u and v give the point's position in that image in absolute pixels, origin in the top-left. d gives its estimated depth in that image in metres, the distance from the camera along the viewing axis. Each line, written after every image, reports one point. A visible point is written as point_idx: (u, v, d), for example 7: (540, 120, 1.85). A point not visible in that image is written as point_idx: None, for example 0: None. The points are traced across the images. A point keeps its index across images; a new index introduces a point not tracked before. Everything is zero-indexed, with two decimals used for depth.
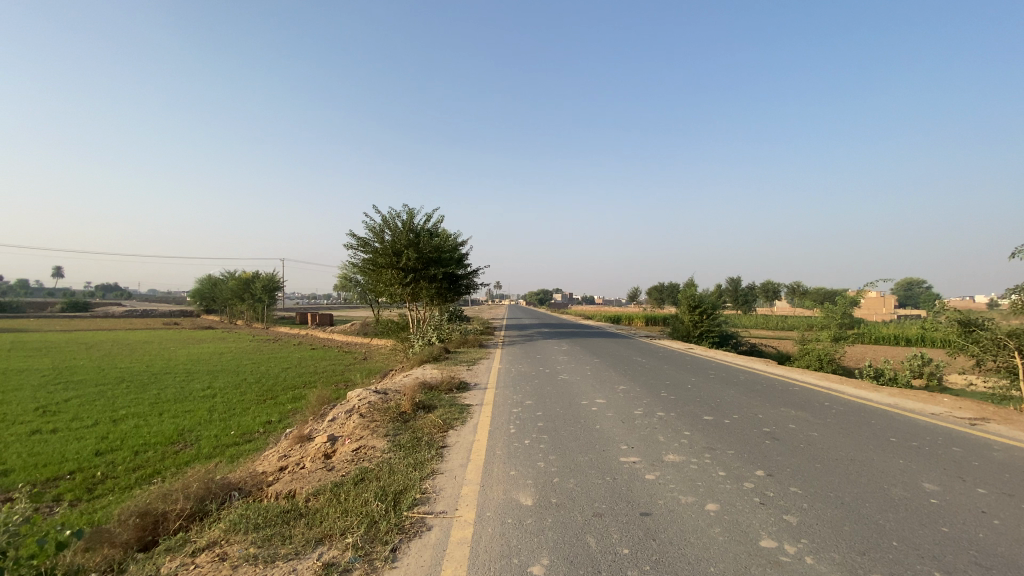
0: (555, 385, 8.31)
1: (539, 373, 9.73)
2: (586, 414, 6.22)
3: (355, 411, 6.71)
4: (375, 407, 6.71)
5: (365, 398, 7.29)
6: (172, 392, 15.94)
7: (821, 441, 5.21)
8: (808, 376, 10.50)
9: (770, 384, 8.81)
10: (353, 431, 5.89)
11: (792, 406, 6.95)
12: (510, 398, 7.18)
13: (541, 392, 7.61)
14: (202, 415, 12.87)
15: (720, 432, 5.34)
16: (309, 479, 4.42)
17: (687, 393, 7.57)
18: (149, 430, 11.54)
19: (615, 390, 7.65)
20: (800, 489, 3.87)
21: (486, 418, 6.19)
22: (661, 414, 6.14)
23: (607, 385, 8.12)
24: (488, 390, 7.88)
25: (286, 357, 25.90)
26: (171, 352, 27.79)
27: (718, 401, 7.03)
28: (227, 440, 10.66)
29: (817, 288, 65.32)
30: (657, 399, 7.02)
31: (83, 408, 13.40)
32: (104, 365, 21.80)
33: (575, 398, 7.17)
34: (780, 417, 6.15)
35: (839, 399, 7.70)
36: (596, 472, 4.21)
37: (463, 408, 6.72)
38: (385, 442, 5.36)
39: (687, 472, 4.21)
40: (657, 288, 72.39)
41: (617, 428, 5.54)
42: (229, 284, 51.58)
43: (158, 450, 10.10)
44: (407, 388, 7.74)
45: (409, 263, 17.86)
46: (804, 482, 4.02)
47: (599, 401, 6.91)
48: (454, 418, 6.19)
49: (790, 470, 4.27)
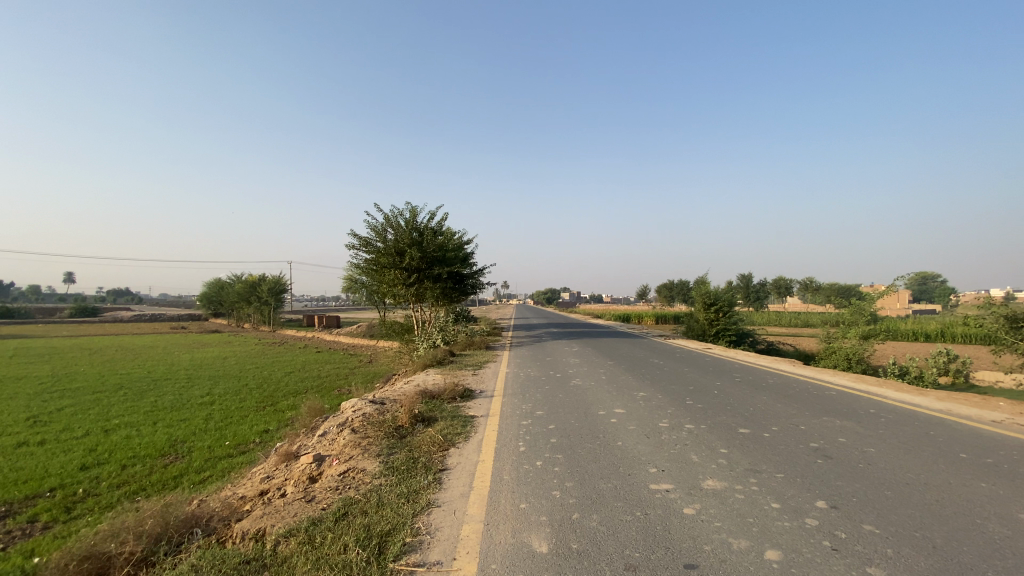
0: (568, 392, 7.62)
1: (549, 378, 9.02)
2: (604, 428, 5.51)
3: (348, 425, 6.06)
4: (369, 420, 6.06)
5: (360, 409, 6.65)
6: (170, 400, 15.48)
7: (881, 461, 4.45)
8: (840, 377, 9.70)
9: (803, 389, 8.05)
10: (342, 450, 5.24)
11: (835, 415, 6.20)
12: (519, 409, 6.50)
13: (553, 401, 6.90)
14: (197, 424, 12.38)
15: (762, 451, 4.62)
16: (284, 513, 3.77)
17: (714, 400, 6.85)
18: (141, 441, 11.04)
19: (635, 398, 6.93)
20: (873, 527, 3.17)
21: (492, 433, 5.50)
22: (689, 427, 5.43)
23: (625, 392, 7.41)
24: (495, 399, 7.20)
25: (291, 360, 25.45)
26: (175, 357, 27.49)
27: (751, 410, 6.28)
28: (219, 451, 10.12)
29: (832, 284, 63.90)
30: (683, 408, 6.31)
31: (75, 418, 12.96)
32: (104, 372, 21.41)
33: (590, 408, 6.47)
34: (826, 430, 5.41)
35: (885, 406, 6.91)
36: (623, 505, 3.51)
37: (467, 421, 6.05)
38: (377, 464, 4.69)
39: (733, 504, 3.50)
40: (667, 286, 71.31)
41: (642, 445, 4.84)
42: (236, 287, 51.37)
43: (146, 463, 9.58)
44: (407, 397, 7.08)
45: (413, 262, 17.19)
46: (876, 517, 3.31)
47: (617, 411, 6.21)
48: (456, 433, 5.51)
49: (855, 500, 3.57)
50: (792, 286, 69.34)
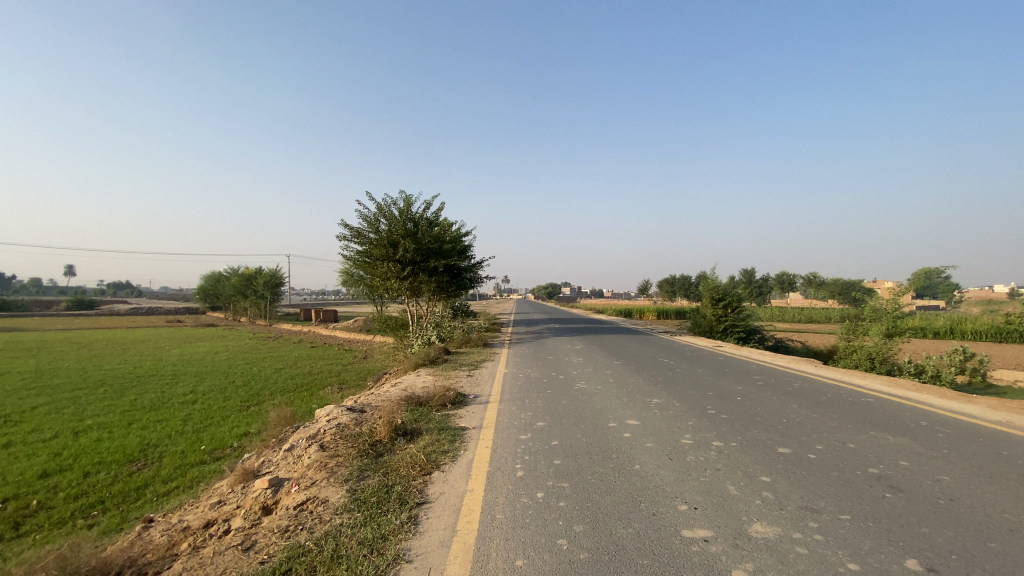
0: (573, 398, 6.76)
1: (551, 381, 8.12)
2: (618, 446, 4.65)
3: (317, 439, 5.20)
4: (343, 434, 5.20)
5: (335, 419, 5.79)
6: (150, 398, 14.64)
7: (964, 495, 3.60)
8: (871, 380, 8.80)
9: (836, 395, 7.19)
10: (306, 472, 4.39)
11: (883, 429, 5.33)
12: (517, 419, 5.66)
13: (555, 410, 6.03)
14: (174, 425, 11.57)
15: (813, 482, 3.77)
16: (211, 568, 2.93)
17: (741, 410, 6.00)
18: (110, 444, 10.21)
19: (648, 407, 6.08)
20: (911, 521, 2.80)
21: (485, 451, 4.66)
22: (719, 446, 4.58)
23: (636, 399, 6.57)
24: (490, 406, 6.35)
25: (284, 356, 24.67)
26: (165, 352, 26.67)
27: (785, 423, 5.44)
28: (191, 458, 9.25)
29: (835, 278, 62.99)
30: (706, 421, 5.46)
31: (47, 418, 12.17)
32: (89, 367, 20.61)
33: (599, 419, 5.62)
34: (880, 451, 4.56)
35: (934, 416, 6.04)
36: (651, 564, 2.66)
37: (456, 435, 5.20)
38: (341, 494, 3.84)
39: (798, 563, 2.65)
40: (669, 281, 70.56)
41: (666, 472, 4.00)
42: (232, 281, 50.50)
43: (107, 472, 8.69)
44: (390, 405, 6.21)
45: (408, 254, 16.31)
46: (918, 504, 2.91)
47: (631, 424, 5.36)
48: (442, 451, 4.65)
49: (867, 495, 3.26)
50: (795, 281, 68.33)
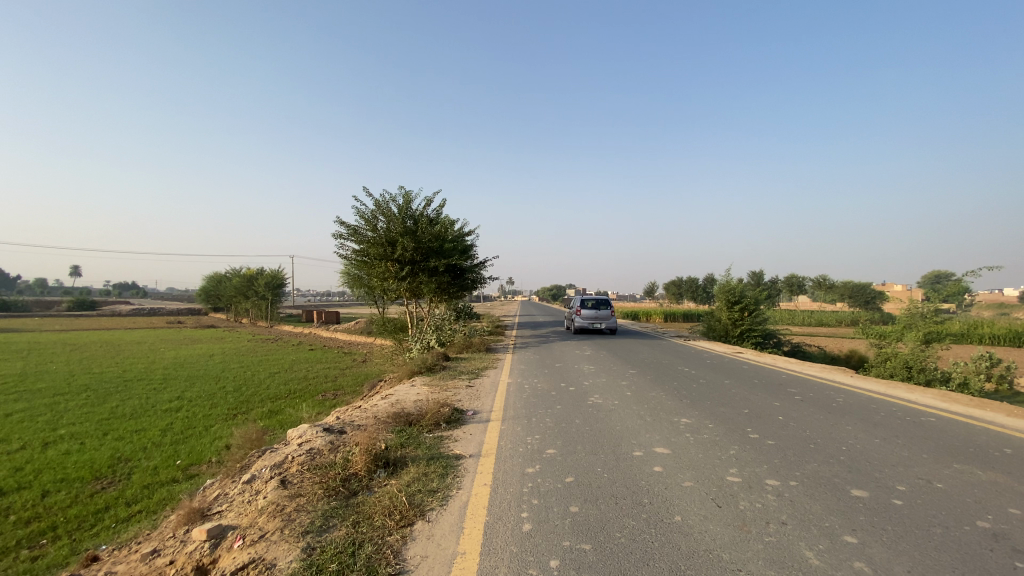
0: (586, 416, 5.83)
1: (561, 394, 7.18)
2: (650, 486, 3.72)
3: (281, 471, 4.31)
4: (312, 465, 4.30)
5: (305, 443, 4.90)
6: (134, 405, 13.83)
7: None
8: (921, 394, 7.79)
9: (890, 413, 6.24)
10: (258, 517, 3.51)
11: (968, 462, 4.39)
12: (523, 444, 4.75)
13: (568, 433, 5.11)
14: (151, 437, 10.70)
15: (914, 548, 2.85)
16: None
17: (787, 434, 5.06)
18: (78, 459, 9.28)
19: (678, 429, 5.16)
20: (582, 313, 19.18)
21: (484, 490, 3.75)
22: (776, 489, 3.65)
23: (661, 418, 5.63)
24: (490, 427, 5.44)
25: (280, 359, 23.80)
26: (159, 354, 25.84)
27: (845, 453, 4.51)
28: (161, 476, 8.32)
29: (846, 281, 61.70)
30: (750, 450, 4.53)
31: (18, 427, 11.32)
32: (77, 370, 19.79)
33: (620, 444, 4.70)
34: (983, 496, 3.62)
35: (1017, 442, 5.08)
36: None
37: (448, 466, 4.27)
38: (291, 557, 2.93)
39: None
40: (674, 283, 69.44)
41: (718, 527, 3.07)
42: (233, 282, 49.82)
43: (67, 492, 7.76)
44: (372, 427, 5.31)
45: (407, 254, 15.42)
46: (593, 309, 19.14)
47: (659, 453, 4.44)
48: (428, 492, 3.74)
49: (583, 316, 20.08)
50: (804, 283, 67.07)
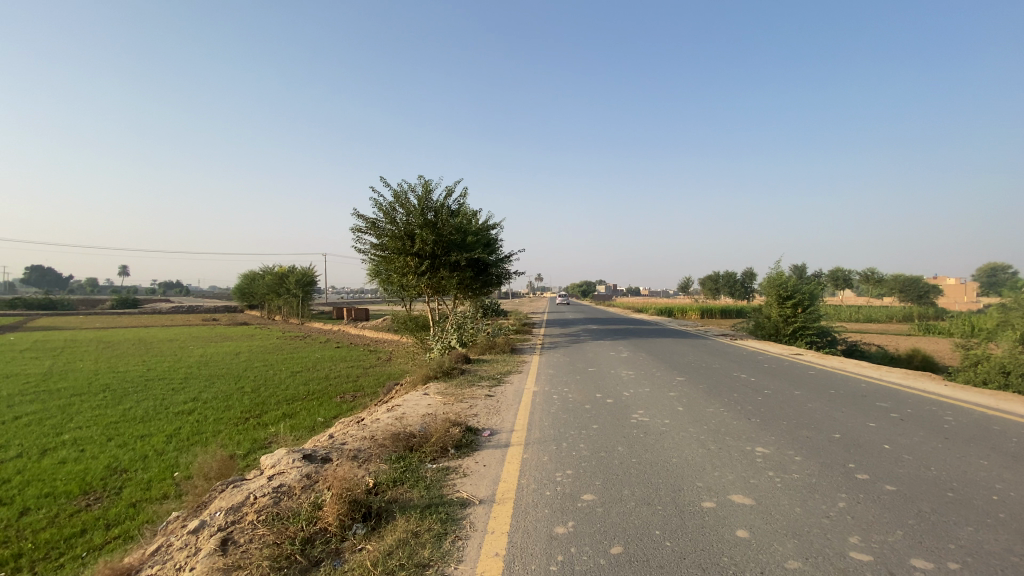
0: (632, 441, 4.63)
1: (596, 408, 6.00)
2: (736, 569, 2.51)
3: (230, 521, 3.27)
4: (271, 514, 3.26)
5: (275, 477, 3.87)
6: (147, 407, 13.33)
7: None
8: None
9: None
10: None
11: None
12: (553, 487, 3.59)
13: (610, 468, 3.92)
14: (154, 444, 10.02)
15: None
16: None
17: (908, 475, 3.75)
18: (71, 470, 8.59)
19: (757, 466, 3.91)
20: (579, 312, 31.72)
21: (493, 566, 2.62)
22: None
23: (732, 448, 4.36)
24: (509, 457, 4.28)
25: (304, 357, 23.25)
26: (187, 353, 25.72)
27: (1008, 513, 3.16)
28: (151, 492, 7.53)
29: (897, 275, 57.67)
30: (871, 504, 3.24)
31: (24, 432, 10.87)
32: (102, 369, 19.68)
33: (682, 490, 3.48)
34: None
35: None
36: None
37: (449, 521, 3.15)
38: None
39: None
40: (710, 277, 66.67)
41: None
42: (265, 280, 50.11)
43: (49, 510, 7.05)
44: (362, 456, 4.24)
45: (426, 247, 14.39)
46: None
47: (739, 507, 3.21)
48: (414, 570, 2.61)
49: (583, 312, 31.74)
50: (850, 277, 63.05)
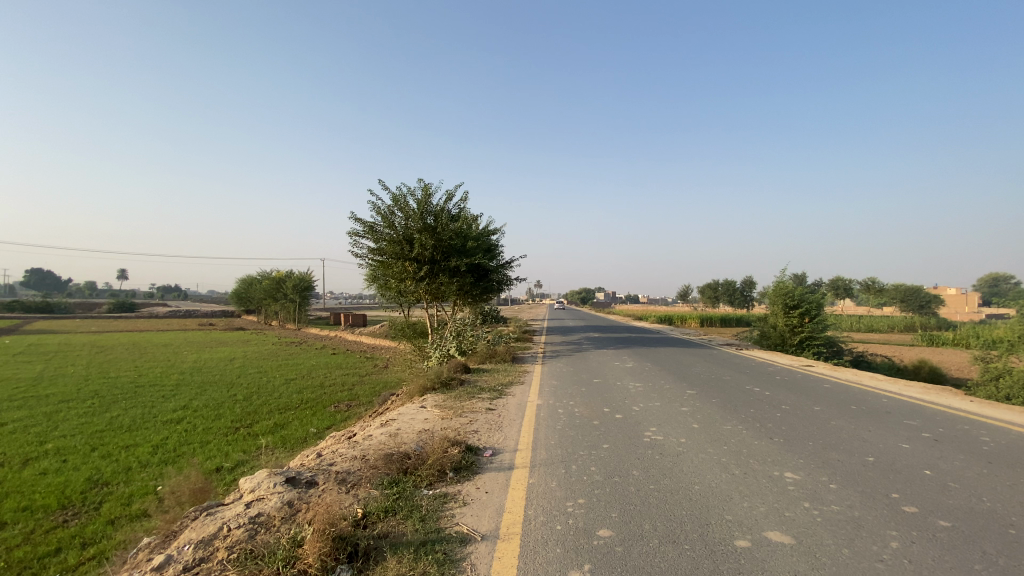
0: (648, 464, 4.23)
1: (605, 425, 5.61)
2: None
3: (197, 559, 2.85)
4: (244, 552, 2.84)
5: (253, 504, 3.46)
6: (136, 415, 12.87)
7: None
8: None
9: None
10: None
11: None
12: (564, 520, 3.19)
13: (626, 497, 3.52)
14: (140, 454, 9.59)
15: None
16: None
17: (960, 507, 3.36)
18: (50, 482, 8.13)
19: (790, 496, 3.51)
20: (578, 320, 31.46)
21: None
22: None
23: (759, 474, 3.95)
24: (514, 482, 3.88)
25: (301, 364, 22.79)
26: (181, 358, 25.25)
27: None
28: (132, 508, 7.08)
29: (897, 284, 57.36)
30: (926, 543, 2.85)
31: (5, 440, 10.43)
32: (93, 375, 19.19)
33: (710, 524, 3.08)
34: None
35: None
36: None
37: (447, 562, 2.74)
38: None
39: None
40: (710, 285, 66.35)
41: None
42: (262, 284, 49.58)
43: (22, 526, 6.61)
44: (351, 480, 3.83)
45: (425, 252, 14.02)
46: None
47: (778, 548, 2.80)
48: None
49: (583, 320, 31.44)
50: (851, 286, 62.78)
